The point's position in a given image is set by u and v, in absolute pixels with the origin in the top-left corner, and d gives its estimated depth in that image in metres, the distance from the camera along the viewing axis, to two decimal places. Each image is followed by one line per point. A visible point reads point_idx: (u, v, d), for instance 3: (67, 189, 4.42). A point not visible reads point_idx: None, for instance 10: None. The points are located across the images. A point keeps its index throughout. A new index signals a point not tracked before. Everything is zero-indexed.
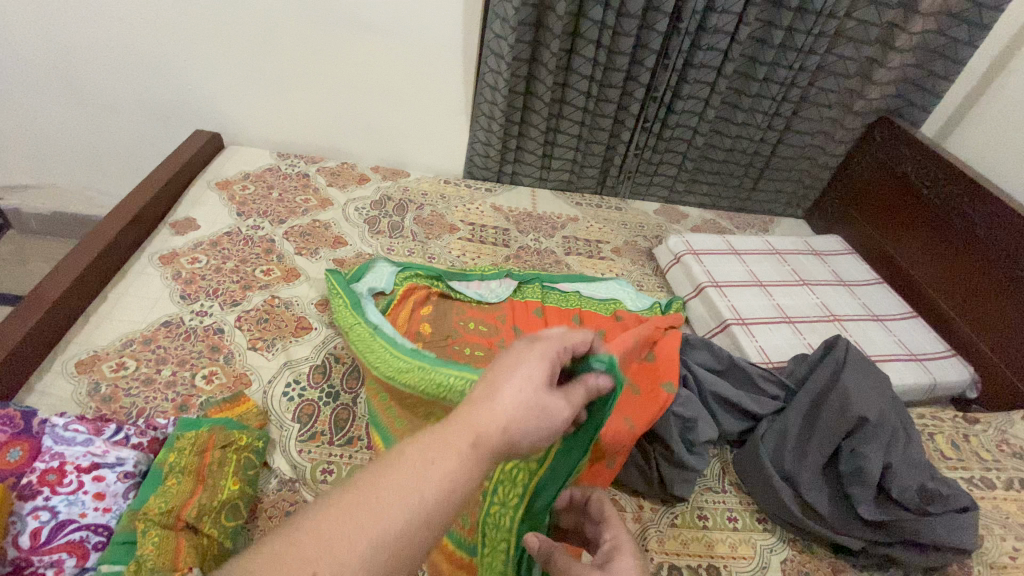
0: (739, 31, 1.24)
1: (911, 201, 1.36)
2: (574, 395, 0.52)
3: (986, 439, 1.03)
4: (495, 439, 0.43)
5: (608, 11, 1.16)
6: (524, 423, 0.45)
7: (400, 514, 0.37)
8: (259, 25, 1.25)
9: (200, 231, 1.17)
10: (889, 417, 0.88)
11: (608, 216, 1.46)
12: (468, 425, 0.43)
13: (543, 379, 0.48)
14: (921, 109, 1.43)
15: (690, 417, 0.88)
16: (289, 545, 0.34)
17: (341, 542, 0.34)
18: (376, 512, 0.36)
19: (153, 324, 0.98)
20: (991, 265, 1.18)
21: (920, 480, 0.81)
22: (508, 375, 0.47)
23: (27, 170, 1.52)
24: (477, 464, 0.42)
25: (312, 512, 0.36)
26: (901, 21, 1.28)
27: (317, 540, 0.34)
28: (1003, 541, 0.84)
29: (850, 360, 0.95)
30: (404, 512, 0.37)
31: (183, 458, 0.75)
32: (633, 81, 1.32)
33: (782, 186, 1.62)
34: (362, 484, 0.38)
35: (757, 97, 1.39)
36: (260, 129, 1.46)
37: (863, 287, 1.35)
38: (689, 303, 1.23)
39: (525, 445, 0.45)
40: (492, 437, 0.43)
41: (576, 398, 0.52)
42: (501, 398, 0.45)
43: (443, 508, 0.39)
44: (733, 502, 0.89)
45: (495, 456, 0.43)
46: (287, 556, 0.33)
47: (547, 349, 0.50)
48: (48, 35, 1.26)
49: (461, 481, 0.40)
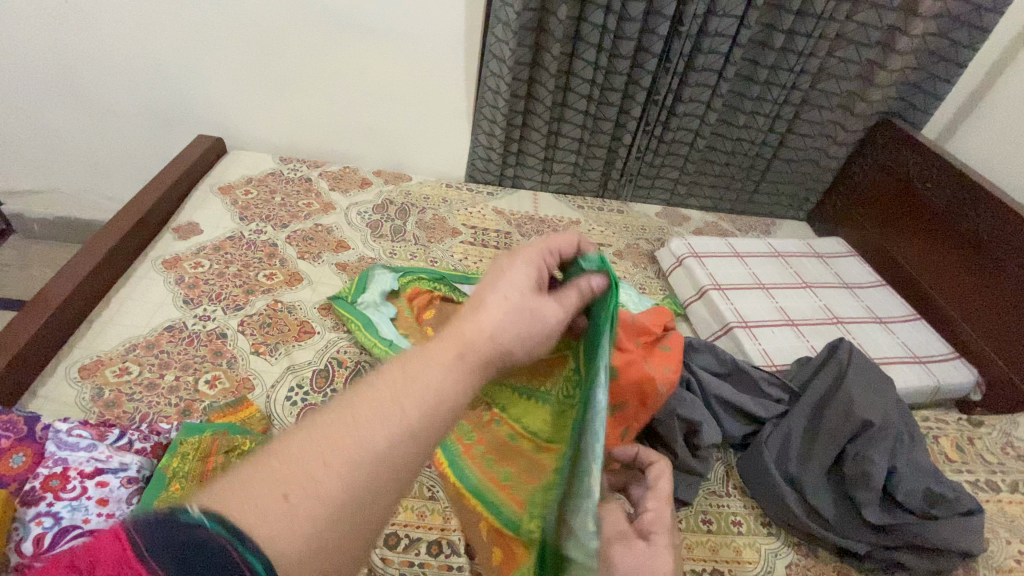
0: (739, 34, 1.24)
1: (913, 203, 1.36)
2: (565, 299, 0.57)
3: (991, 442, 1.03)
4: (483, 345, 0.48)
5: (609, 15, 1.16)
6: (514, 327, 0.51)
7: (383, 437, 0.38)
8: (262, 30, 1.26)
9: (202, 235, 1.17)
10: (894, 421, 0.88)
11: (610, 219, 1.46)
12: (460, 336, 0.48)
13: (528, 287, 0.54)
14: (922, 111, 1.43)
15: (697, 421, 0.86)
16: (260, 469, 0.34)
17: (324, 466, 0.35)
18: (346, 440, 0.37)
19: (156, 329, 0.98)
20: (995, 267, 1.17)
21: (925, 483, 0.81)
22: (495, 290, 0.53)
23: (31, 175, 1.53)
24: (465, 372, 0.46)
25: (302, 428, 0.38)
26: (902, 24, 1.28)
27: (307, 445, 0.36)
28: (1008, 544, 0.84)
29: (855, 363, 0.94)
30: (393, 424, 0.39)
31: (186, 464, 0.76)
32: (634, 85, 1.32)
33: (784, 189, 1.62)
34: (349, 402, 0.40)
35: (758, 100, 1.39)
36: (263, 134, 1.46)
37: (866, 289, 1.35)
38: (691, 306, 1.23)
39: (517, 346, 0.51)
40: (482, 343, 0.48)
41: (567, 303, 0.57)
42: (490, 310, 0.51)
43: (428, 423, 0.41)
44: (737, 506, 0.88)
45: (484, 363, 0.48)
46: (275, 465, 0.35)
47: (530, 262, 0.57)
48: (52, 41, 1.26)
49: (448, 388, 0.43)
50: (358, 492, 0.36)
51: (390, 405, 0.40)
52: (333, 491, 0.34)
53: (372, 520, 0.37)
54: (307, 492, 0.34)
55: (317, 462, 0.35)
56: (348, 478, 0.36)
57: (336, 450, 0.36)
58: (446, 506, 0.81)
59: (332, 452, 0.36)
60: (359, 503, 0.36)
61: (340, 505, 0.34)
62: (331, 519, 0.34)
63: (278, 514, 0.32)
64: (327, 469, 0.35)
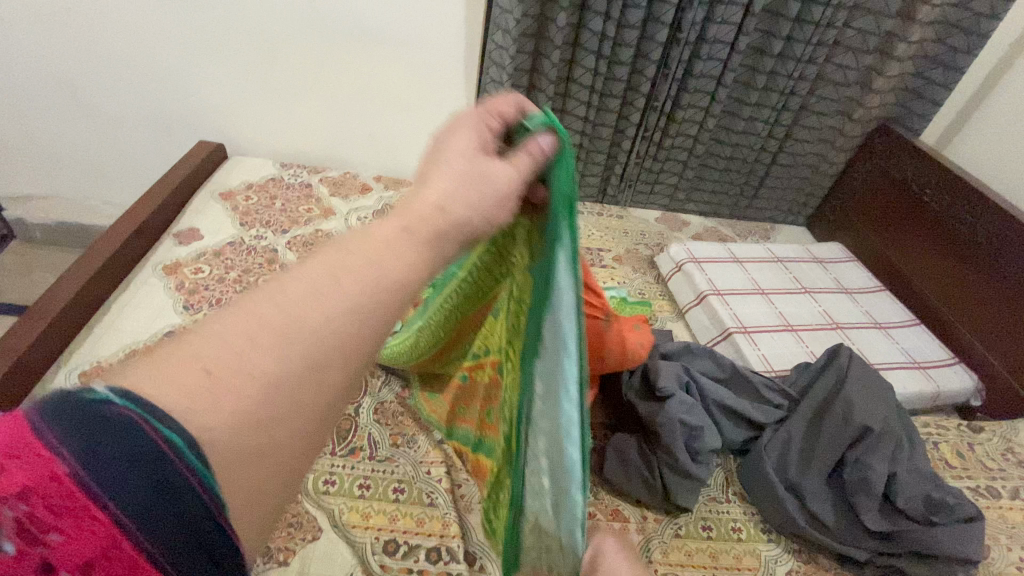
0: (738, 40, 1.25)
1: (912, 209, 1.37)
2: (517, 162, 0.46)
3: (991, 448, 1.02)
4: (432, 218, 0.39)
5: (608, 21, 1.17)
6: (462, 196, 0.42)
7: (319, 313, 0.32)
8: (264, 37, 1.27)
9: (203, 241, 1.18)
10: (894, 427, 0.88)
11: (609, 224, 1.47)
12: (401, 211, 0.39)
13: (467, 152, 0.44)
14: (920, 117, 1.43)
15: (697, 425, 0.86)
16: (175, 353, 0.29)
17: (244, 352, 0.30)
18: (293, 312, 0.32)
19: (156, 335, 0.98)
20: (994, 273, 1.18)
21: (925, 489, 0.82)
22: (431, 166, 0.44)
23: (33, 180, 1.53)
24: (414, 246, 0.38)
25: (221, 317, 0.32)
26: (900, 30, 1.29)
27: (227, 333, 0.31)
28: (1009, 551, 0.84)
29: (853, 369, 0.94)
30: (329, 301, 0.33)
31: None
32: (633, 91, 1.33)
33: (783, 194, 1.63)
34: (282, 284, 0.34)
35: (757, 106, 1.40)
36: (264, 140, 1.46)
37: (865, 294, 1.35)
38: (689, 312, 1.23)
39: (467, 216, 0.41)
40: (424, 213, 0.39)
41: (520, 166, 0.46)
42: (432, 183, 0.42)
43: (379, 297, 0.35)
44: (737, 512, 0.88)
45: (436, 235, 0.39)
46: (184, 356, 0.29)
47: (467, 130, 0.46)
48: (55, 48, 1.27)
49: (395, 261, 0.36)
50: (304, 375, 0.31)
51: (346, 275, 0.34)
52: (260, 374, 0.30)
53: (325, 400, 0.33)
54: (242, 367, 0.30)
55: (258, 336, 0.31)
56: (290, 356, 0.31)
57: (277, 324, 0.32)
58: (445, 512, 0.81)
59: (274, 327, 0.32)
60: (296, 388, 0.31)
61: (266, 391, 0.29)
62: (276, 404, 0.30)
63: (195, 395, 0.28)
64: (272, 348, 0.31)
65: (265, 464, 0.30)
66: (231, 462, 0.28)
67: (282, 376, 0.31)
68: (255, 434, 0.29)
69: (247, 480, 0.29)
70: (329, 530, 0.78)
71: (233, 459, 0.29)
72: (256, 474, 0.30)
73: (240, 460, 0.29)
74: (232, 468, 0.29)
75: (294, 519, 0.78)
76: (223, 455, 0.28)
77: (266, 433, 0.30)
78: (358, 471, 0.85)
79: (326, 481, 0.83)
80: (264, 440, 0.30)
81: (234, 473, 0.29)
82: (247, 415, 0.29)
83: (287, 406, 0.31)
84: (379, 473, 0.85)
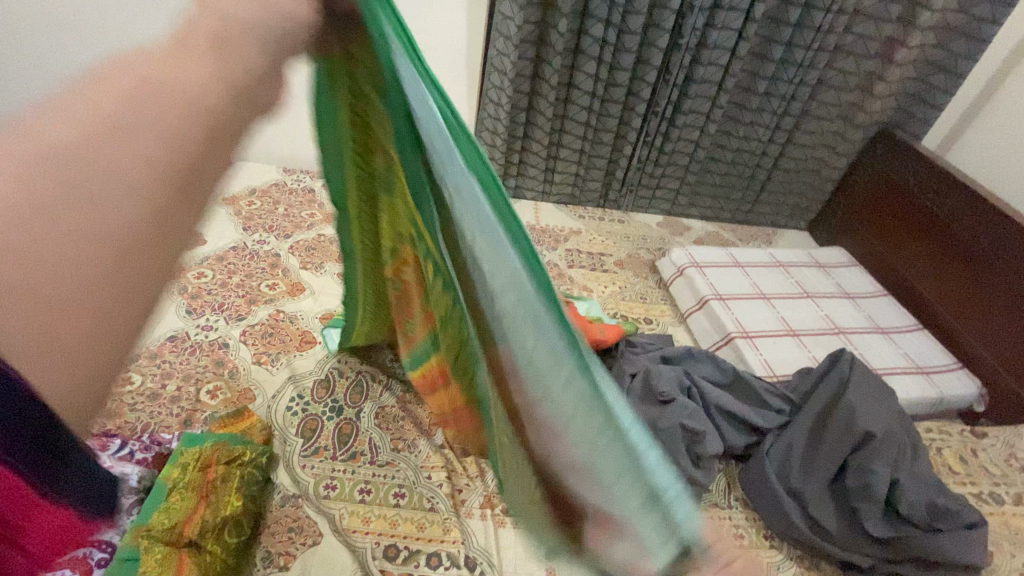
0: (738, 46, 1.25)
1: (914, 214, 1.36)
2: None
3: (995, 454, 1.02)
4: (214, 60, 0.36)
5: (609, 27, 1.18)
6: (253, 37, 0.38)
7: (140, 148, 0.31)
8: None
9: (206, 246, 1.18)
10: (897, 431, 0.87)
11: (610, 229, 1.47)
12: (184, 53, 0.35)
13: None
14: (922, 121, 1.43)
15: (699, 431, 0.87)
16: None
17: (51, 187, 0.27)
18: (97, 188, 0.29)
19: (158, 339, 0.99)
20: (996, 278, 1.17)
21: (930, 496, 0.81)
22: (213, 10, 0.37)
23: None
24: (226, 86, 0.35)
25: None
26: (900, 35, 1.29)
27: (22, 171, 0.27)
28: (1014, 558, 0.83)
29: (855, 373, 0.94)
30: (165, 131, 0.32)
31: (187, 475, 0.74)
32: (634, 96, 1.33)
33: (785, 199, 1.62)
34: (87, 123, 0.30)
35: (757, 111, 1.40)
36: (268, 145, 1.48)
37: (867, 299, 1.35)
38: (690, 316, 1.23)
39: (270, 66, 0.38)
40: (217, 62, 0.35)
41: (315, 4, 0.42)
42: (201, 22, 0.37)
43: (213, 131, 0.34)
44: (739, 518, 0.88)
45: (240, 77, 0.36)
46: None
47: None
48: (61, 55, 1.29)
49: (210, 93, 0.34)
50: (134, 263, 0.29)
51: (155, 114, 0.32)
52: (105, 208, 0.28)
53: (159, 258, 0.30)
54: (52, 252, 0.26)
55: (66, 221, 0.27)
56: (97, 234, 0.28)
57: (87, 207, 0.28)
58: (445, 518, 0.81)
59: (90, 216, 0.28)
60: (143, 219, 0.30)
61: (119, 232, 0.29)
62: (100, 293, 0.27)
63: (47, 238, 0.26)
64: (89, 235, 0.28)
65: (95, 353, 0.27)
66: (37, 352, 0.25)
67: (113, 266, 0.28)
68: (87, 323, 0.27)
69: (81, 375, 0.27)
70: (329, 535, 0.78)
71: (50, 351, 0.26)
72: (90, 364, 0.27)
73: (67, 354, 0.26)
74: (52, 358, 0.25)
75: (295, 524, 0.78)
76: (37, 351, 0.25)
77: (99, 326, 0.27)
78: (359, 475, 0.85)
79: (327, 485, 0.83)
80: (95, 334, 0.27)
81: (55, 365, 0.26)
82: (53, 302, 0.26)
83: (116, 297, 0.28)
84: (380, 478, 0.85)
